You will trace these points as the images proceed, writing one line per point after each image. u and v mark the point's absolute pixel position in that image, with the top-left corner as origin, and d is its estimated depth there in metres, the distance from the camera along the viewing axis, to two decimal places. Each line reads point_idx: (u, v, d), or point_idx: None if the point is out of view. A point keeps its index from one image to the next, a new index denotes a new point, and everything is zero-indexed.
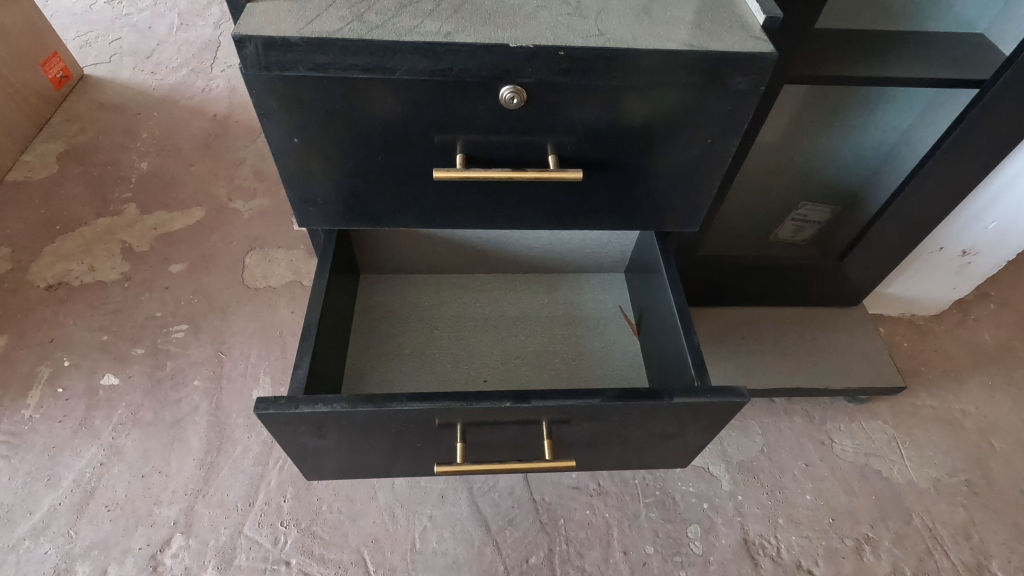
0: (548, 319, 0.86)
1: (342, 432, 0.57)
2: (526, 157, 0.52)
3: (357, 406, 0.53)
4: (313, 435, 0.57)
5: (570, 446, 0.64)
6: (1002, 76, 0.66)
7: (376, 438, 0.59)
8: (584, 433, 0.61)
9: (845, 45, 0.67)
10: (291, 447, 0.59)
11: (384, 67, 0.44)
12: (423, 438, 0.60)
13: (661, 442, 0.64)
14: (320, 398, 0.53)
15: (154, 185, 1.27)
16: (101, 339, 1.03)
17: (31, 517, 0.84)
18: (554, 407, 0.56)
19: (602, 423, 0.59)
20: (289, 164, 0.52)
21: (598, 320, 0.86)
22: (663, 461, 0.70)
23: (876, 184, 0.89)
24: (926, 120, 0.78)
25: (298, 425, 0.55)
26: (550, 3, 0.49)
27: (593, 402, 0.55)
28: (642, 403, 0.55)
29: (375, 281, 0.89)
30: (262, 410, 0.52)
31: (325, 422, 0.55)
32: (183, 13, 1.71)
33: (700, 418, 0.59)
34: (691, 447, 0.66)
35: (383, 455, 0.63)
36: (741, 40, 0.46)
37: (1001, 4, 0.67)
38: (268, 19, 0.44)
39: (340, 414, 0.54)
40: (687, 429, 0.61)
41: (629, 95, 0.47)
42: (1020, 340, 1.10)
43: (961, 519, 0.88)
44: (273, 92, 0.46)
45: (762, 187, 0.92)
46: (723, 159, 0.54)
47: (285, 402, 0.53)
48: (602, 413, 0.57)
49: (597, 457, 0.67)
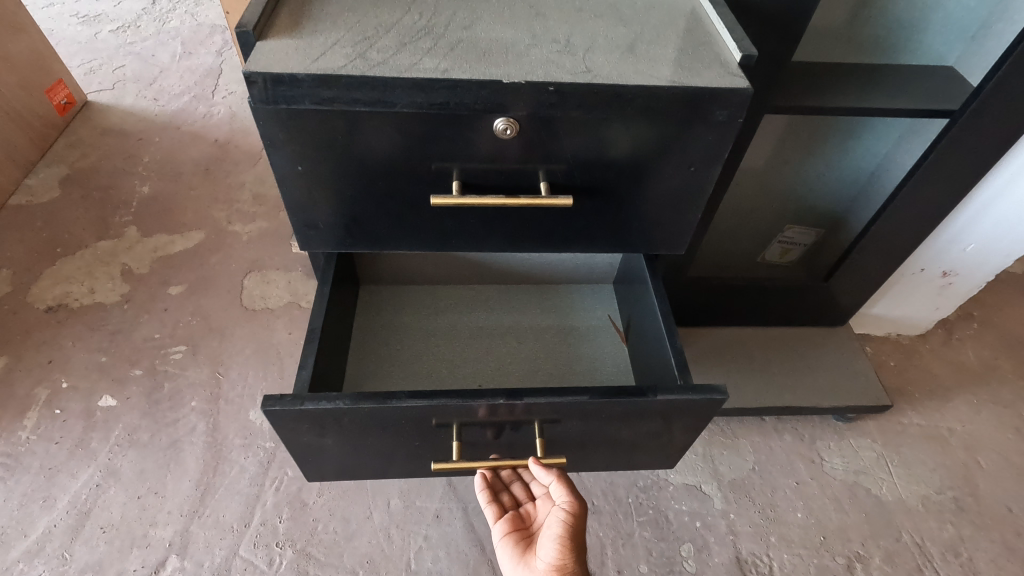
0: (543, 331, 0.87)
1: (344, 430, 0.59)
2: (518, 184, 0.55)
3: (359, 403, 0.55)
4: (316, 432, 0.59)
5: (561, 445, 0.66)
6: (971, 106, 0.70)
7: (374, 439, 0.61)
8: (574, 431, 0.63)
9: (820, 77, 0.71)
10: (293, 444, 0.60)
11: (385, 101, 0.47)
12: (420, 437, 0.62)
13: (649, 440, 0.66)
14: (324, 396, 0.55)
15: (155, 208, 1.29)
16: (100, 360, 1.04)
17: (26, 539, 0.84)
18: (546, 406, 0.57)
19: (593, 421, 0.61)
20: (292, 191, 0.55)
21: (590, 332, 0.88)
22: (651, 461, 0.71)
23: (858, 202, 0.92)
24: (904, 142, 0.82)
25: (302, 421, 0.56)
26: (540, 42, 0.52)
27: (582, 398, 0.57)
28: (629, 400, 0.57)
29: (374, 293, 0.90)
30: (268, 407, 0.54)
31: (327, 420, 0.56)
32: (186, 42, 1.75)
33: (683, 416, 0.61)
34: (677, 446, 0.67)
35: (381, 455, 0.65)
36: (719, 76, 0.49)
37: (968, 38, 0.72)
38: (276, 57, 0.47)
39: (342, 411, 0.55)
40: (673, 428, 0.63)
41: (615, 125, 0.50)
42: (1005, 359, 1.12)
43: (949, 536, 0.89)
44: (279, 124, 0.48)
45: (751, 206, 0.94)
46: (706, 185, 0.56)
47: (290, 399, 0.54)
48: (591, 411, 0.59)
49: (588, 456, 0.69)
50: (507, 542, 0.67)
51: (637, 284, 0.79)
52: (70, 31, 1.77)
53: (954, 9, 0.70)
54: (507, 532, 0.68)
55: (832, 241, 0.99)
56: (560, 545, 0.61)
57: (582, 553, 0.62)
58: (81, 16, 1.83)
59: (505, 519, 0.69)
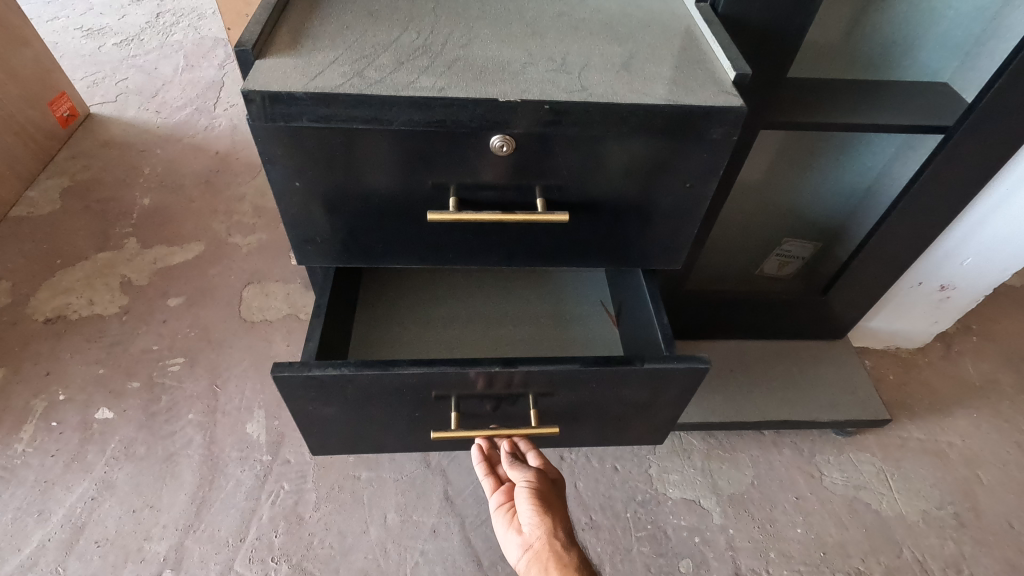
0: (540, 322, 0.86)
1: (348, 398, 0.63)
2: (514, 201, 0.55)
3: (363, 368, 0.60)
4: (322, 401, 0.63)
5: (554, 417, 0.70)
6: (966, 121, 0.70)
7: (375, 408, 0.65)
8: (566, 403, 0.67)
9: (817, 91, 0.71)
10: (300, 413, 0.65)
11: (383, 119, 0.47)
12: (422, 408, 0.66)
13: (636, 413, 0.70)
14: (331, 362, 0.60)
15: (155, 220, 1.29)
16: (97, 373, 1.04)
17: (20, 553, 0.83)
18: (539, 373, 0.62)
19: (584, 391, 0.65)
20: (290, 207, 0.55)
21: (587, 322, 0.87)
22: (639, 437, 0.75)
23: (858, 204, 0.91)
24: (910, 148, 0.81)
25: (309, 388, 0.61)
26: (537, 60, 0.52)
27: (573, 365, 0.61)
28: (616, 366, 0.62)
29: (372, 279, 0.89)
30: (278, 372, 0.59)
31: (333, 387, 0.61)
32: (189, 55, 1.77)
33: (668, 386, 0.65)
34: (662, 421, 0.72)
35: (381, 424, 0.69)
36: (714, 94, 0.50)
37: (961, 56, 0.73)
38: (275, 75, 0.48)
39: (348, 377, 0.60)
40: (660, 400, 0.68)
41: (611, 141, 0.50)
42: (1004, 373, 1.12)
43: (950, 552, 0.89)
44: (277, 141, 0.49)
45: (754, 209, 0.93)
46: (702, 201, 0.57)
47: (299, 365, 0.59)
48: (581, 380, 0.63)
49: (580, 430, 0.73)
50: (502, 511, 0.64)
51: (629, 277, 0.79)
52: (74, 43, 1.78)
53: (948, 26, 0.70)
54: (503, 502, 0.65)
55: (830, 240, 0.99)
56: (535, 506, 0.61)
57: (559, 511, 0.61)
58: (85, 29, 1.85)
59: (501, 489, 0.66)
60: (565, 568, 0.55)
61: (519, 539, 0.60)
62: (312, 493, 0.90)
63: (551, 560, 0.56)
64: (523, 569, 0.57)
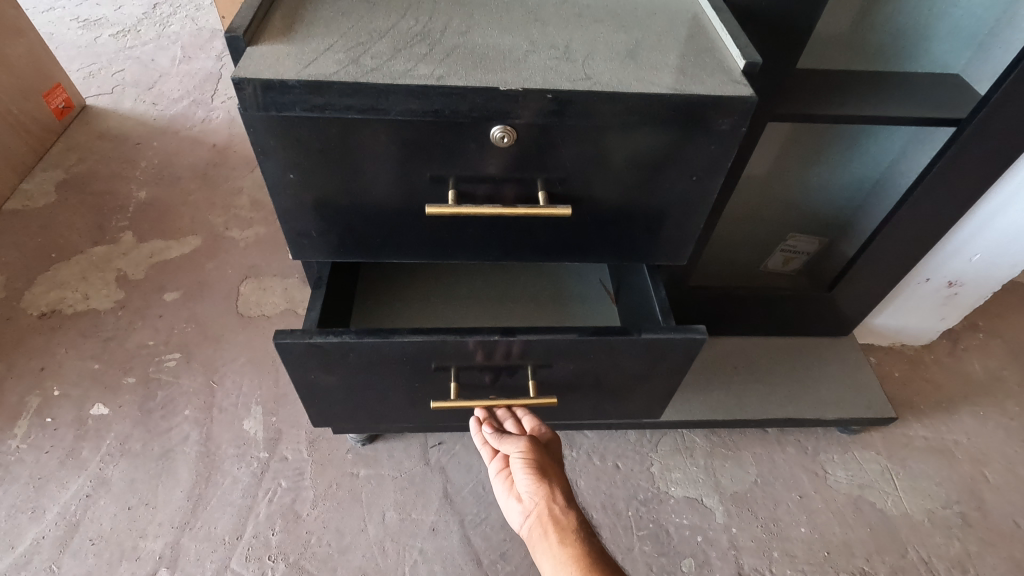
0: (540, 302, 0.84)
1: (348, 368, 0.62)
2: (515, 193, 0.53)
3: (363, 337, 0.58)
4: (323, 371, 0.62)
5: (553, 389, 0.69)
6: (979, 114, 0.69)
7: (375, 380, 0.65)
8: (565, 374, 0.66)
9: (826, 84, 0.70)
10: (301, 381, 0.64)
11: (379, 108, 0.46)
12: (422, 381, 0.66)
13: (633, 387, 0.69)
14: (332, 331, 0.59)
15: (152, 213, 1.28)
16: (92, 368, 1.03)
17: (13, 551, 0.82)
18: (538, 343, 0.60)
19: (583, 362, 0.64)
20: (284, 199, 0.53)
21: (588, 302, 0.85)
22: (637, 412, 0.75)
23: (867, 198, 0.90)
24: (920, 140, 0.79)
25: (310, 356, 0.60)
26: (539, 48, 0.51)
27: (572, 336, 0.60)
28: (615, 338, 0.60)
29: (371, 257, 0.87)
30: (279, 339, 0.58)
31: (334, 355, 0.60)
32: (186, 46, 1.75)
33: (667, 357, 0.64)
34: (660, 393, 0.71)
35: (381, 396, 0.68)
36: (722, 83, 0.48)
37: (975, 46, 0.71)
38: (267, 62, 0.46)
39: (349, 345, 0.59)
40: (658, 372, 0.67)
41: (615, 132, 0.49)
42: (1011, 370, 1.11)
43: (957, 552, 0.87)
44: (270, 131, 0.47)
45: (760, 203, 0.91)
46: (708, 194, 0.55)
47: (300, 333, 0.58)
48: (580, 351, 0.62)
49: (579, 403, 0.72)
50: (501, 477, 0.63)
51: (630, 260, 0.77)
52: (70, 35, 1.76)
53: (961, 16, 0.68)
54: (502, 468, 0.64)
55: (837, 235, 0.97)
56: (530, 475, 0.59)
57: (555, 476, 0.59)
58: (81, 20, 1.83)
59: (500, 456, 0.65)
60: (564, 531, 0.53)
61: (520, 507, 0.59)
62: (309, 491, 0.89)
63: (550, 523, 0.54)
64: (525, 534, 0.56)
